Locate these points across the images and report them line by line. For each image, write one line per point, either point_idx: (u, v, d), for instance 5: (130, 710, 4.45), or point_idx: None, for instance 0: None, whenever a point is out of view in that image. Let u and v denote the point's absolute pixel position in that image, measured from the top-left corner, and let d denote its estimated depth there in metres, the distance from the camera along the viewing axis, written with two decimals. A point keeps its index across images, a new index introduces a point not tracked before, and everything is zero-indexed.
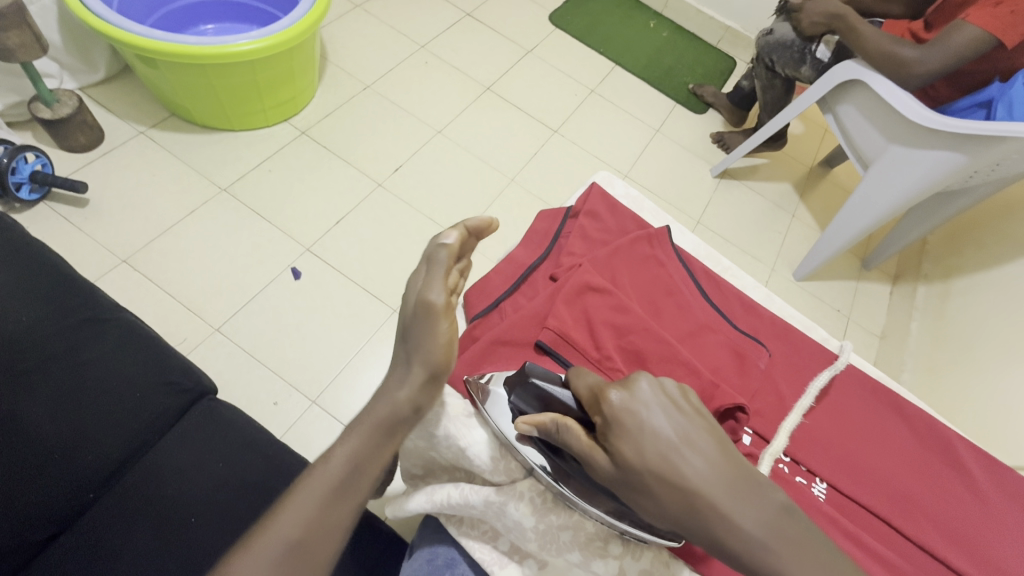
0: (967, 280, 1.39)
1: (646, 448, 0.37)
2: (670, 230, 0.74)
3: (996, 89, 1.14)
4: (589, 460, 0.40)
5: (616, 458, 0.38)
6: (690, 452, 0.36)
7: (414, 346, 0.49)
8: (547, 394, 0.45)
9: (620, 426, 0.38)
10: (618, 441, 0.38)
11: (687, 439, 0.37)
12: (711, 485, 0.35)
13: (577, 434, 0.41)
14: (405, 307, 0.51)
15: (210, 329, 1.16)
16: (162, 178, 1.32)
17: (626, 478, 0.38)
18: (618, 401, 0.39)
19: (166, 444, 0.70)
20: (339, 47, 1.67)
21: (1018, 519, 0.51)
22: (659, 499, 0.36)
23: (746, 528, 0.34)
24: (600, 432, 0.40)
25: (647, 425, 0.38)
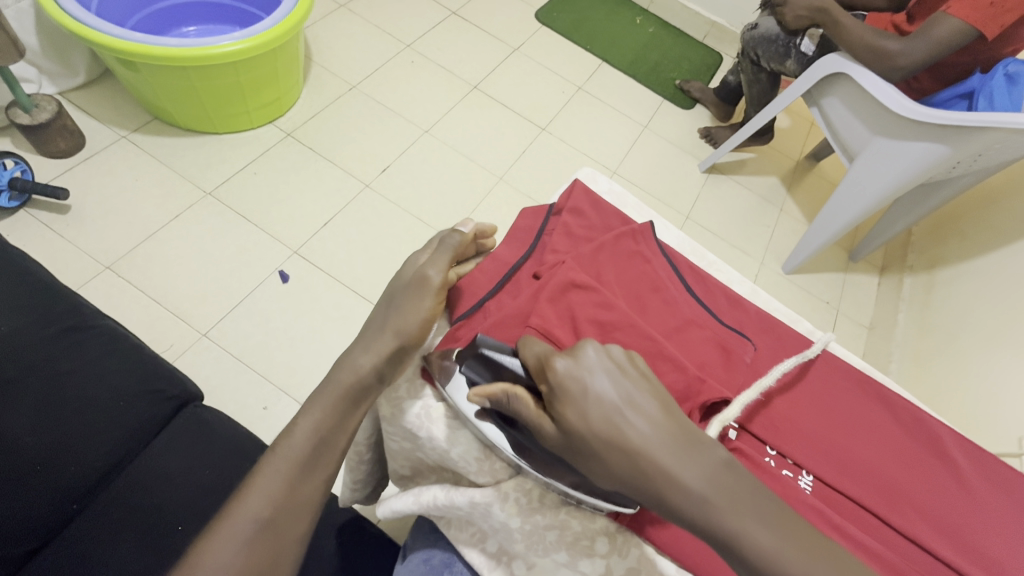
0: (951, 270, 1.41)
1: (591, 413, 0.39)
2: (655, 226, 0.74)
3: (977, 80, 1.16)
4: (537, 427, 0.41)
5: (562, 423, 0.40)
6: (634, 414, 0.39)
7: (395, 313, 0.51)
8: (496, 363, 0.45)
9: (565, 393, 0.40)
10: (563, 407, 0.39)
11: (628, 401, 0.39)
12: (651, 442, 0.38)
13: (525, 402, 0.42)
14: (401, 276, 0.54)
15: (197, 335, 1.15)
16: (145, 183, 1.30)
17: (572, 442, 0.39)
18: (562, 367, 0.40)
19: (153, 451, 0.69)
20: (324, 47, 1.65)
21: (1000, 504, 0.52)
22: (607, 462, 0.38)
23: (690, 486, 0.36)
24: (547, 399, 0.41)
25: (591, 391, 0.39)
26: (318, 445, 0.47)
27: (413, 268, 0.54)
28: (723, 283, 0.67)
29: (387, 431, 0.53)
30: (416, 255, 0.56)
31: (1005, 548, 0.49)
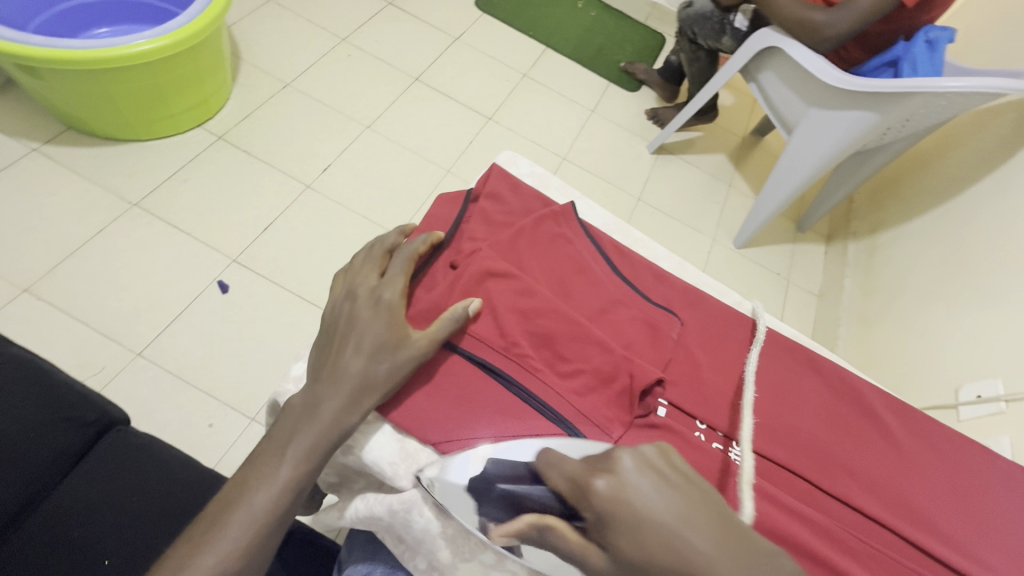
0: (889, 234, 1.46)
1: (648, 538, 0.32)
2: (579, 207, 0.73)
3: (901, 48, 1.19)
4: (582, 560, 0.35)
5: (615, 556, 0.33)
6: (693, 532, 0.32)
7: (374, 362, 0.46)
8: (519, 494, 0.39)
9: (617, 519, 0.33)
10: (616, 538, 0.33)
11: (692, 517, 0.33)
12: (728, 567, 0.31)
13: (564, 535, 0.35)
14: (378, 316, 0.47)
15: (131, 355, 1.08)
16: (64, 198, 1.21)
17: (632, 573, 0.33)
18: (606, 490, 0.34)
19: (72, 483, 0.64)
20: (253, 44, 1.58)
21: (929, 460, 0.53)
22: None
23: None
24: (592, 528, 0.34)
25: (642, 511, 0.33)
26: (294, 485, 0.42)
27: (395, 312, 0.48)
28: (649, 260, 0.67)
29: None
30: (387, 302, 0.48)
31: (933, 502, 0.50)
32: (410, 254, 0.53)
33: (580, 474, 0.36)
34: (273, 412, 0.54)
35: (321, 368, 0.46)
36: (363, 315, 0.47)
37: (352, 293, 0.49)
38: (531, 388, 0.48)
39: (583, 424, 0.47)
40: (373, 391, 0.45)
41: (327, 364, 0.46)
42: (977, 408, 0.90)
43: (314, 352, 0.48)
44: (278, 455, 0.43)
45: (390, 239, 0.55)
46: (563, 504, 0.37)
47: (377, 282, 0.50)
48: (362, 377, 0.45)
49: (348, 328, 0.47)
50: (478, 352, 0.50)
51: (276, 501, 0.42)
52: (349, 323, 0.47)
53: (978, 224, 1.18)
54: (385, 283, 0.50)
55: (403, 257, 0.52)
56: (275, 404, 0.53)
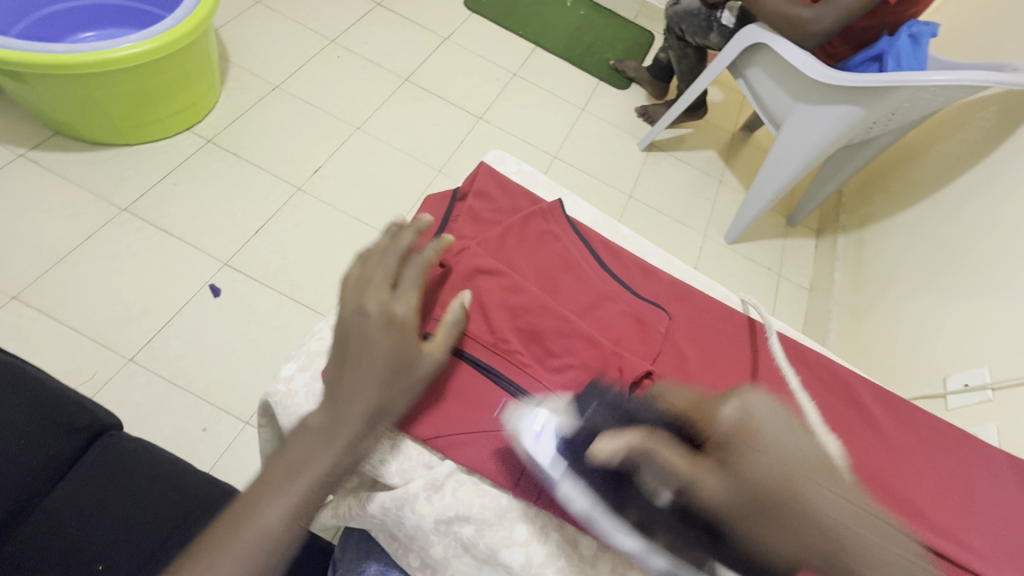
0: (878, 227, 1.47)
1: (777, 461, 0.35)
2: (567, 204, 0.73)
3: (885, 42, 1.21)
4: (698, 468, 0.36)
5: (734, 471, 0.35)
6: (812, 473, 0.35)
7: (389, 384, 0.44)
8: (630, 411, 0.42)
9: (745, 439, 0.37)
10: (737, 453, 0.36)
11: (817, 467, 0.36)
12: (846, 519, 0.34)
13: (673, 452, 0.38)
14: (391, 336, 0.45)
15: (123, 360, 1.08)
16: (52, 204, 1.21)
17: (749, 495, 0.34)
18: (741, 415, 0.39)
19: (64, 488, 0.64)
20: (241, 46, 1.57)
21: (917, 450, 0.54)
22: (788, 519, 0.33)
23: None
24: (711, 446, 0.37)
25: (772, 440, 0.37)
26: (309, 505, 0.40)
27: (408, 331, 0.46)
28: (638, 255, 0.68)
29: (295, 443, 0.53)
30: (400, 318, 0.46)
31: (922, 491, 0.51)
32: (423, 263, 0.50)
33: (702, 409, 0.41)
34: (265, 414, 0.54)
35: (336, 390, 0.43)
36: (377, 335, 0.44)
37: (363, 307, 0.45)
38: (520, 382, 0.49)
39: None
40: (386, 413, 0.44)
41: (339, 385, 0.43)
42: (964, 397, 0.92)
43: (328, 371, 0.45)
44: (294, 472, 0.40)
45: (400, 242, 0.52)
46: (681, 428, 0.40)
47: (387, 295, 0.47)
48: (377, 401, 0.43)
49: (360, 349, 0.44)
50: (469, 349, 0.50)
51: (286, 523, 0.39)
52: (361, 343, 0.44)
53: (963, 216, 1.20)
54: (396, 298, 0.47)
55: (416, 268, 0.50)
56: (266, 405, 0.53)
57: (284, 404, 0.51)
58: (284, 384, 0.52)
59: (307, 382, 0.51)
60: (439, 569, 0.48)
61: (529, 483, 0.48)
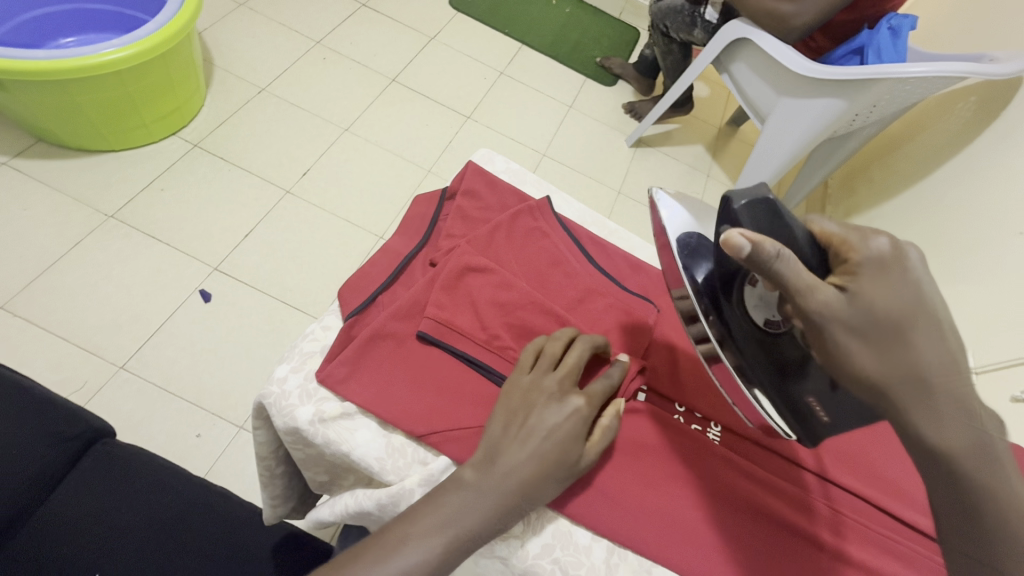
0: (865, 217, 1.49)
1: (905, 299, 0.30)
2: (554, 200, 0.74)
3: (865, 35, 1.22)
4: (815, 285, 0.33)
5: (855, 296, 0.31)
6: (941, 333, 0.29)
7: (544, 474, 0.43)
8: (784, 219, 0.39)
9: (884, 268, 0.32)
10: (866, 282, 0.31)
11: (946, 321, 0.29)
12: (942, 370, 0.28)
13: (800, 266, 0.35)
14: (569, 431, 0.44)
15: (113, 368, 1.07)
16: (36, 212, 1.19)
17: (855, 317, 0.30)
18: (888, 253, 0.33)
19: (60, 496, 0.63)
20: (226, 49, 1.56)
21: None
22: (887, 353, 0.29)
23: (949, 441, 0.28)
24: (846, 271, 0.34)
25: (913, 282, 0.31)
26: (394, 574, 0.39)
27: (583, 434, 0.45)
28: (626, 251, 0.69)
29: (289, 442, 0.52)
30: (573, 411, 0.45)
31: None
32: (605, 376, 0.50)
33: (868, 236, 0.35)
34: (259, 416, 0.54)
35: (499, 450, 0.43)
36: (552, 418, 0.44)
37: (550, 387, 0.46)
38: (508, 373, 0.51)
39: None
40: (522, 501, 0.43)
41: (503, 448, 0.43)
42: None
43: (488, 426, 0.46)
44: (391, 548, 0.39)
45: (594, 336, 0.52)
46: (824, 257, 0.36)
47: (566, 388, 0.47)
48: (527, 484, 0.42)
49: (534, 423, 0.44)
50: (459, 346, 0.51)
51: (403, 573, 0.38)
52: (539, 421, 0.44)
53: (946, 204, 1.22)
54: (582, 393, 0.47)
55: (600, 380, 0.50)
56: (260, 406, 0.52)
57: (279, 406, 0.50)
58: (279, 384, 0.52)
59: (301, 382, 0.52)
60: None
61: None
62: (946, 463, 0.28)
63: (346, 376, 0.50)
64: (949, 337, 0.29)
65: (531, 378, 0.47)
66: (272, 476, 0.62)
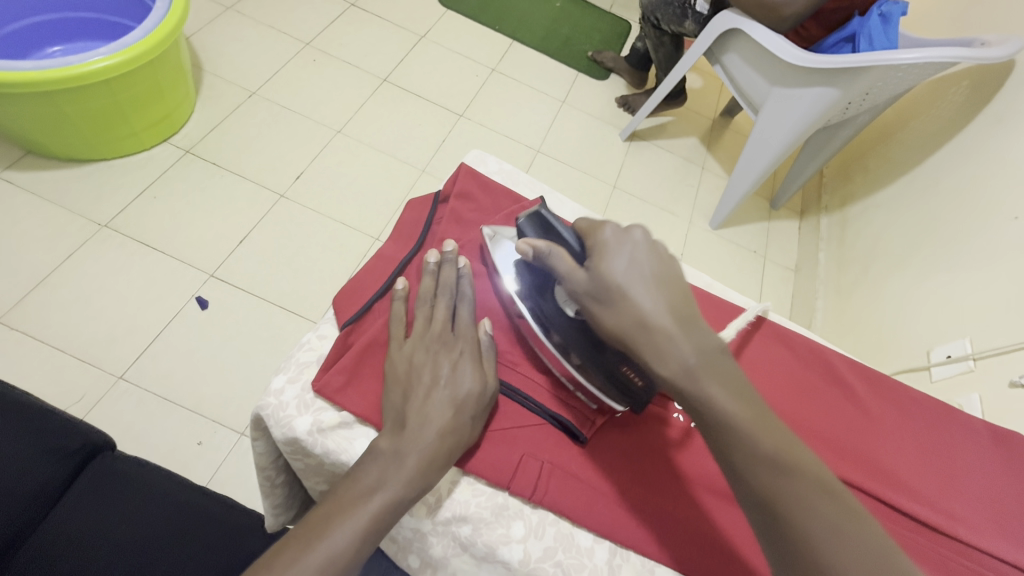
0: (859, 206, 1.49)
1: (623, 269, 0.43)
2: (548, 201, 0.74)
3: (856, 23, 1.22)
4: (569, 271, 0.45)
5: (593, 272, 0.44)
6: (651, 284, 0.42)
7: (460, 413, 0.46)
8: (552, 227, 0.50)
9: (606, 248, 0.44)
10: (597, 261, 0.44)
11: (656, 279, 0.42)
12: (657, 312, 0.41)
13: (560, 258, 0.46)
14: (462, 367, 0.48)
15: (112, 379, 1.07)
16: (30, 224, 1.19)
17: (594, 291, 0.44)
18: (612, 235, 0.45)
19: (61, 510, 0.63)
20: (214, 54, 1.55)
21: (895, 421, 0.58)
22: (619, 310, 0.42)
23: (684, 352, 0.40)
24: (587, 254, 0.46)
25: (630, 253, 0.43)
26: (374, 531, 0.40)
27: (477, 365, 0.49)
28: None
29: (289, 453, 0.53)
30: (463, 350, 0.49)
31: (898, 461, 0.55)
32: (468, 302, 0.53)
33: (602, 223, 0.47)
34: (258, 429, 0.54)
35: (409, 415, 0.45)
36: (446, 368, 0.48)
37: (432, 342, 0.49)
38: (513, 383, 0.54)
39: (568, 412, 0.53)
40: (461, 440, 0.46)
41: (417, 410, 0.45)
42: (948, 368, 0.95)
43: (387, 398, 0.47)
44: None
45: (453, 257, 0.55)
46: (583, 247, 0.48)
47: (450, 332, 0.51)
48: (451, 426, 0.45)
49: (435, 378, 0.47)
50: None
51: None
52: (438, 372, 0.47)
53: (941, 189, 1.22)
54: (461, 335, 0.51)
55: (468, 307, 0.53)
56: (258, 418, 0.52)
57: (277, 417, 0.50)
58: (274, 395, 0.51)
59: (298, 393, 0.51)
60: (440, 568, 0.50)
61: (525, 477, 0.49)
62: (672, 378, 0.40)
63: (340, 387, 0.50)
64: (659, 289, 0.42)
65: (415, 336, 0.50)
66: (273, 486, 0.62)
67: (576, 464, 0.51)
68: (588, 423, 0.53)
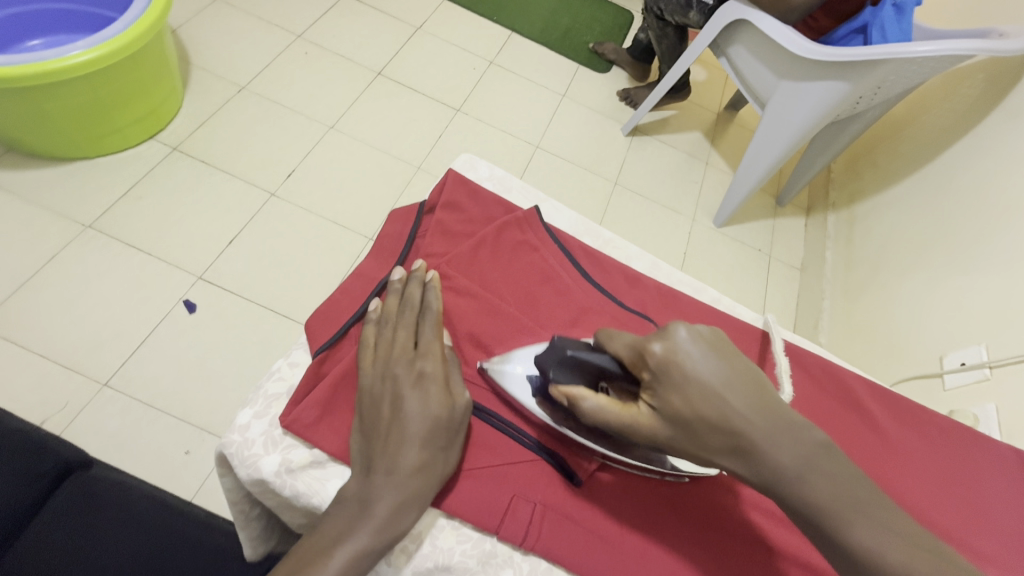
0: (868, 203, 1.45)
1: (697, 399, 0.37)
2: (544, 209, 0.71)
3: (869, 13, 1.16)
4: (634, 418, 0.40)
5: (665, 410, 0.39)
6: (732, 397, 0.37)
7: (428, 446, 0.44)
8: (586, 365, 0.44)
9: (667, 376, 0.38)
10: (664, 392, 0.39)
11: (733, 386, 0.37)
12: (752, 427, 0.36)
13: (614, 409, 0.41)
14: (425, 394, 0.45)
15: (96, 386, 1.04)
16: (13, 224, 1.15)
17: (673, 431, 0.38)
18: (661, 352, 0.39)
19: (31, 533, 0.57)
20: (202, 47, 1.50)
21: (918, 449, 0.55)
22: (713, 446, 0.37)
23: (782, 459, 0.36)
24: (645, 389, 0.40)
25: (691, 374, 0.38)
26: None
27: (441, 389, 0.46)
28: (622, 262, 0.66)
29: (259, 494, 0.50)
30: (425, 372, 0.47)
31: (923, 494, 0.52)
32: (435, 315, 0.51)
33: (641, 339, 0.41)
34: (224, 465, 0.52)
35: (374, 458, 0.43)
36: (409, 396, 0.45)
37: (391, 370, 0.47)
38: (504, 415, 0.50)
39: (561, 446, 0.49)
40: (434, 479, 0.44)
41: (382, 452, 0.44)
42: (961, 376, 0.91)
43: (355, 439, 0.46)
44: None
45: (421, 274, 0.53)
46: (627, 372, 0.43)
47: (413, 354, 0.48)
48: (418, 464, 0.43)
49: (396, 412, 0.45)
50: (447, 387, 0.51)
51: None
52: (399, 401, 0.45)
53: (953, 187, 1.18)
54: (423, 355, 0.48)
55: (432, 322, 0.50)
56: (222, 457, 0.50)
57: (241, 456, 0.48)
58: (239, 432, 0.49)
59: (265, 429, 0.49)
60: None
61: (516, 520, 0.46)
62: (776, 475, 0.36)
63: (305, 422, 0.47)
64: (743, 397, 0.37)
65: (376, 364, 0.48)
66: (247, 518, 0.60)
67: (572, 505, 0.48)
68: (584, 460, 0.49)
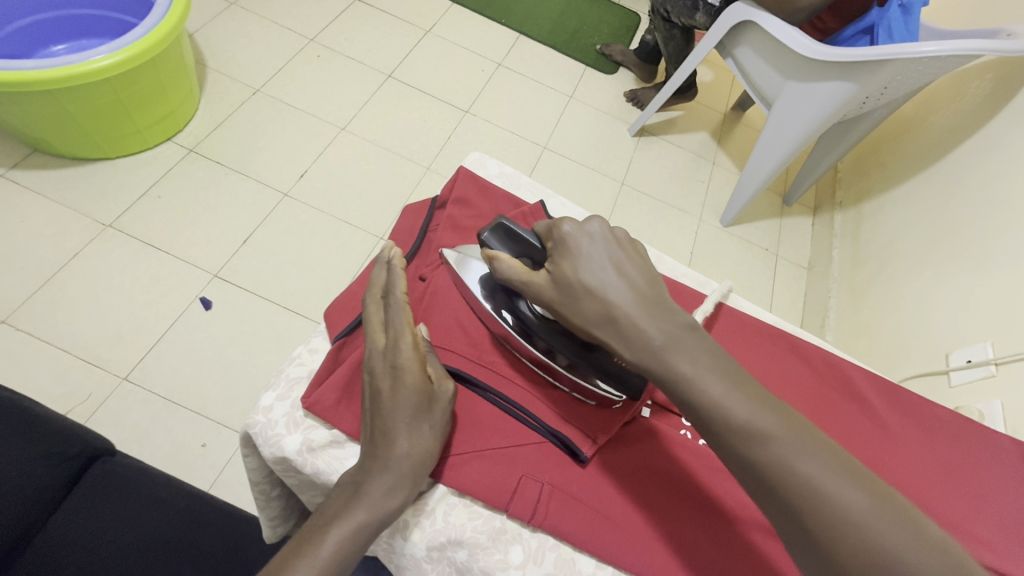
0: (875, 202, 1.45)
1: (583, 267, 0.43)
2: (550, 204, 0.73)
3: (875, 14, 1.18)
4: (531, 282, 0.46)
5: (556, 274, 0.45)
6: (614, 271, 0.43)
7: (413, 428, 0.45)
8: (516, 235, 0.50)
9: (566, 248, 0.45)
10: (560, 261, 0.44)
11: (618, 262, 0.43)
12: (624, 299, 0.42)
13: (520, 269, 0.47)
14: (400, 390, 0.45)
15: (117, 380, 1.07)
16: (37, 222, 1.19)
17: (556, 291, 0.44)
18: (569, 229, 0.45)
19: (63, 516, 0.61)
20: (218, 50, 1.54)
21: (919, 441, 0.56)
22: (584, 308, 0.43)
23: (650, 334, 0.40)
24: (549, 257, 0.46)
25: (586, 248, 0.44)
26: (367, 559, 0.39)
27: (416, 378, 0.46)
28: None
29: (281, 472, 0.53)
30: (398, 363, 0.46)
31: (922, 483, 0.52)
32: (402, 300, 0.51)
33: (557, 221, 0.47)
34: (247, 445, 0.55)
35: (369, 455, 0.45)
36: (385, 393, 0.46)
37: (369, 364, 0.47)
38: (510, 395, 0.52)
39: (565, 428, 0.51)
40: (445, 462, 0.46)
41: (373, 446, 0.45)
42: (967, 373, 0.92)
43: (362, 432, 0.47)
44: None
45: (386, 255, 0.55)
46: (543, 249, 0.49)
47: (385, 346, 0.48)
48: (412, 451, 0.45)
49: (377, 408, 0.46)
50: (452, 362, 0.52)
51: None
52: (378, 396, 0.46)
53: (961, 186, 1.17)
54: (395, 343, 0.47)
55: (397, 307, 0.50)
56: (246, 435, 0.53)
57: (265, 435, 0.50)
58: (262, 411, 0.52)
59: (288, 410, 0.52)
60: None
61: (524, 499, 0.48)
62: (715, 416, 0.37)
63: (323, 405, 0.50)
64: (625, 275, 0.43)
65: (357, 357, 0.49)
66: (267, 499, 0.64)
67: (576, 485, 0.49)
68: (588, 442, 0.51)
